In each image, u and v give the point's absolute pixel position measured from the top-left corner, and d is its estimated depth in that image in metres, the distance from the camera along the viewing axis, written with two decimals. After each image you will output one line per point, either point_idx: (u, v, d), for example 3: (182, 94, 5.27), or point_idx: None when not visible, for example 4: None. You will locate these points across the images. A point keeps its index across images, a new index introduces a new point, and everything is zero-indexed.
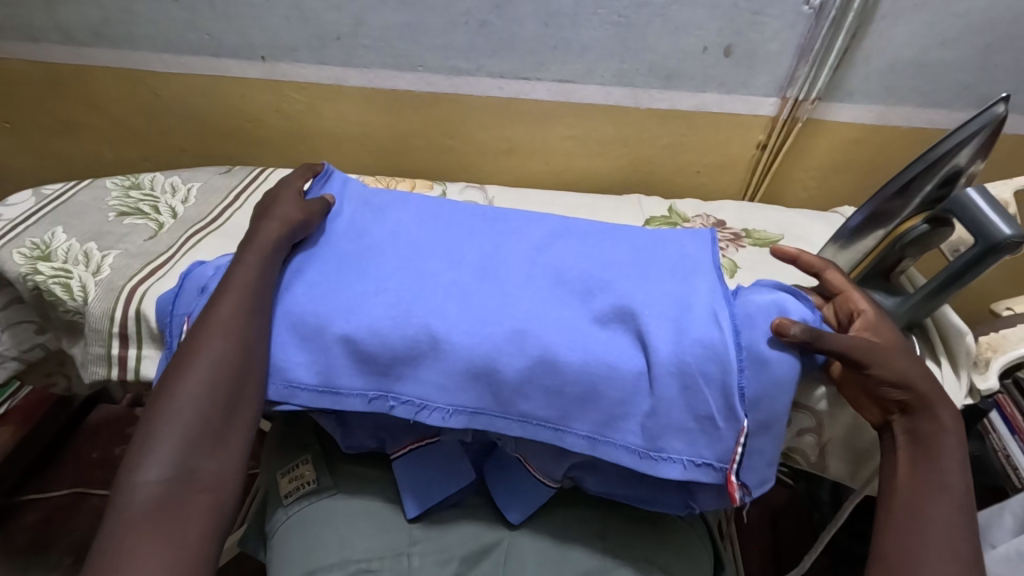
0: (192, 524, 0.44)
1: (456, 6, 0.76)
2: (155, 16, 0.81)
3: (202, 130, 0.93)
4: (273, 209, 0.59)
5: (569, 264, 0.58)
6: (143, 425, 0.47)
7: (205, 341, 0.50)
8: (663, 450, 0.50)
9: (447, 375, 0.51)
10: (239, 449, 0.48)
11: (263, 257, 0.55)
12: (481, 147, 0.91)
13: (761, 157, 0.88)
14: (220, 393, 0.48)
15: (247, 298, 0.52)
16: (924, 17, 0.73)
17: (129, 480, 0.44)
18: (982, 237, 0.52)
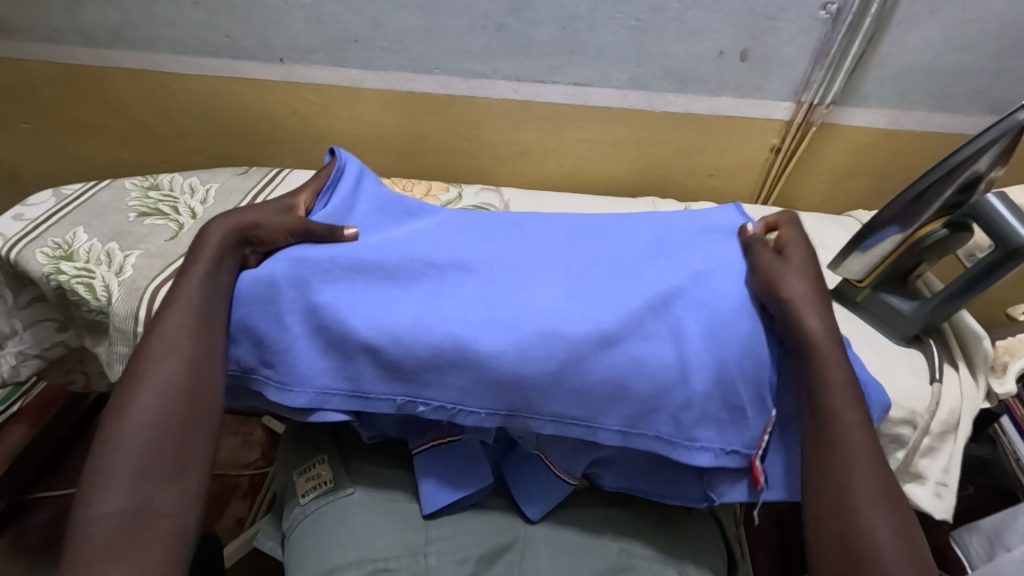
0: (155, 550, 0.43)
1: (473, 10, 0.77)
2: (174, 19, 0.82)
3: (217, 131, 0.94)
4: (239, 217, 0.59)
5: (590, 260, 0.59)
6: (91, 457, 0.45)
7: (149, 367, 0.49)
8: (695, 441, 0.51)
9: (474, 381, 0.51)
10: (196, 468, 0.47)
11: (213, 270, 0.54)
12: (495, 150, 0.91)
13: (774, 160, 0.88)
14: (170, 417, 0.47)
15: (197, 319, 0.51)
16: (939, 23, 0.73)
17: (84, 514, 0.43)
18: (1001, 242, 0.53)
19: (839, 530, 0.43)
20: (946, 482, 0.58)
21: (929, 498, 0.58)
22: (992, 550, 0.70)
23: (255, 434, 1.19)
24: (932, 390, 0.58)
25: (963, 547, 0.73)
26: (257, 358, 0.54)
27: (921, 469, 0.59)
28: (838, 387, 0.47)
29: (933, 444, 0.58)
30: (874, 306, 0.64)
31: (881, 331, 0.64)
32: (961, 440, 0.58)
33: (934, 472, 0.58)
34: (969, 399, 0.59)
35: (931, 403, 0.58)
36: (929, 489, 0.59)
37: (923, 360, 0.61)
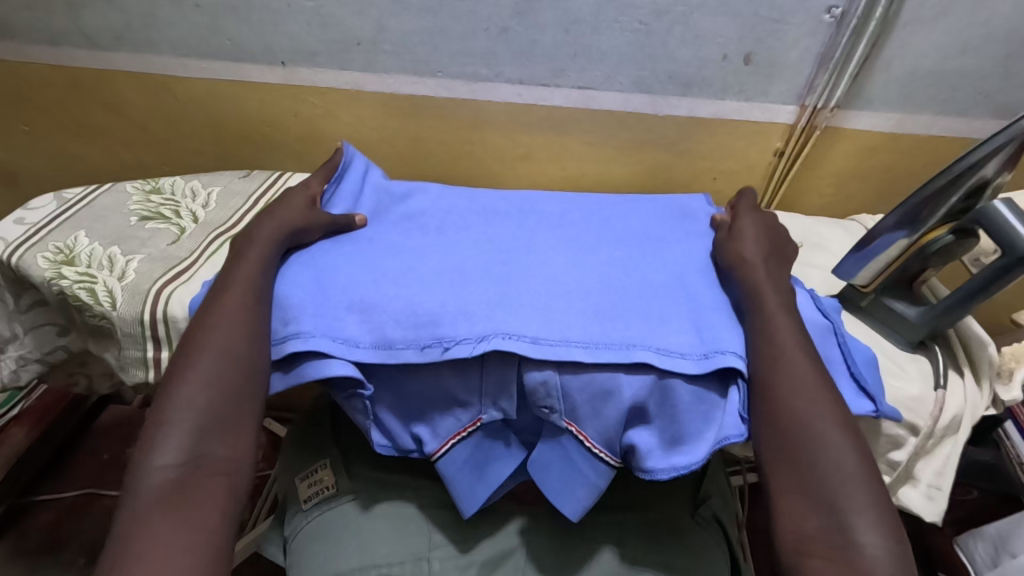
0: (208, 501, 0.47)
1: (477, 13, 0.76)
2: (176, 21, 0.81)
3: (219, 133, 0.93)
4: (278, 213, 0.64)
5: (587, 233, 0.68)
6: (155, 414, 0.50)
7: (208, 336, 0.54)
8: (722, 347, 0.54)
9: (502, 312, 0.56)
10: (245, 429, 0.51)
11: (265, 257, 0.60)
12: (498, 153, 0.91)
13: (778, 163, 0.88)
14: (225, 382, 0.51)
15: (250, 294, 0.56)
16: (944, 27, 0.73)
17: (143, 464, 0.48)
18: (1008, 250, 0.53)
19: (796, 468, 0.48)
20: (939, 486, 0.58)
21: (921, 501, 0.59)
22: (997, 556, 0.69)
23: (257, 437, 1.19)
24: (936, 396, 0.58)
25: (967, 553, 0.74)
26: (279, 319, 0.56)
27: (916, 471, 0.59)
28: (785, 334, 0.53)
29: (931, 446, 0.59)
30: (879, 311, 0.64)
31: (886, 337, 0.63)
32: (959, 441, 0.58)
33: (927, 474, 0.59)
34: (973, 406, 0.59)
35: (935, 408, 0.57)
36: (922, 491, 0.59)
37: (929, 366, 0.61)
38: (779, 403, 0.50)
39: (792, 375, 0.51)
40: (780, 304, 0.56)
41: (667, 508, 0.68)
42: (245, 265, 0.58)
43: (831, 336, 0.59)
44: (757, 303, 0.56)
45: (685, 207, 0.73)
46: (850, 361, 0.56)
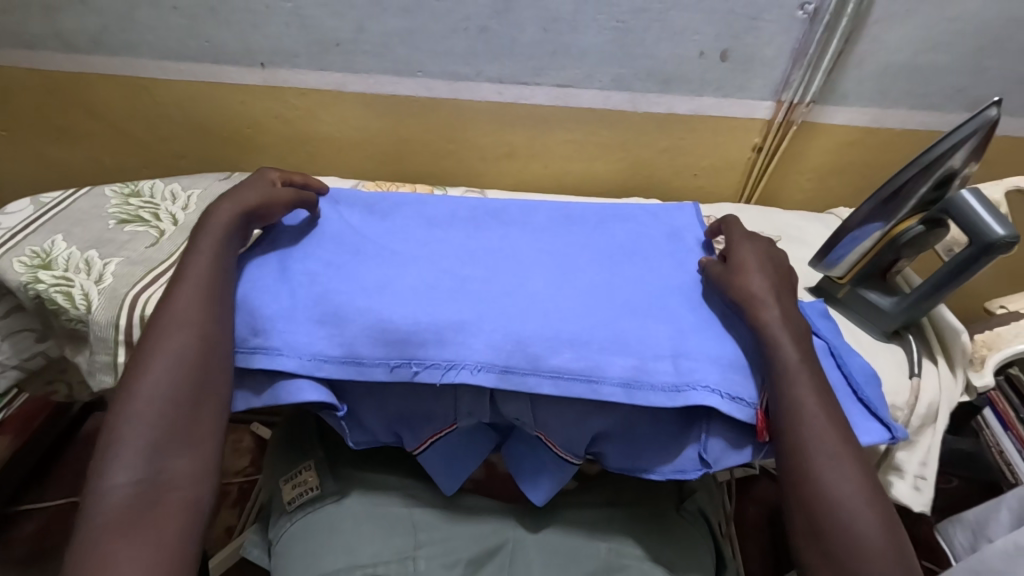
0: (170, 522, 0.45)
1: (456, 12, 0.77)
2: (154, 24, 0.81)
3: (201, 136, 0.93)
4: (234, 195, 0.64)
5: (572, 244, 0.70)
6: (107, 430, 0.48)
7: (165, 340, 0.52)
8: (698, 383, 0.55)
9: (475, 336, 0.57)
10: (205, 444, 0.50)
11: (220, 251, 0.59)
12: (481, 152, 0.91)
13: (757, 159, 0.89)
14: (186, 389, 0.50)
15: (208, 294, 0.56)
16: (916, 22, 0.74)
17: (97, 485, 0.45)
18: (976, 239, 0.54)
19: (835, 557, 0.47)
20: (924, 475, 0.58)
21: (909, 492, 0.58)
22: (976, 541, 0.70)
23: (244, 441, 1.18)
24: (912, 384, 0.59)
25: (948, 540, 0.73)
26: (247, 326, 0.58)
27: (900, 462, 0.59)
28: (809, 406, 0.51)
29: (913, 436, 0.59)
30: (854, 302, 0.65)
31: (860, 327, 0.65)
32: (939, 432, 0.59)
33: (912, 465, 0.59)
34: (949, 392, 0.60)
35: (911, 397, 0.58)
36: (908, 482, 0.58)
37: (905, 356, 0.62)
38: (811, 480, 0.49)
39: (822, 447, 0.49)
40: (800, 361, 0.53)
41: (654, 502, 0.69)
42: (200, 261, 0.58)
43: (829, 356, 0.58)
44: (773, 363, 0.53)
45: (674, 227, 0.72)
46: (857, 386, 0.56)
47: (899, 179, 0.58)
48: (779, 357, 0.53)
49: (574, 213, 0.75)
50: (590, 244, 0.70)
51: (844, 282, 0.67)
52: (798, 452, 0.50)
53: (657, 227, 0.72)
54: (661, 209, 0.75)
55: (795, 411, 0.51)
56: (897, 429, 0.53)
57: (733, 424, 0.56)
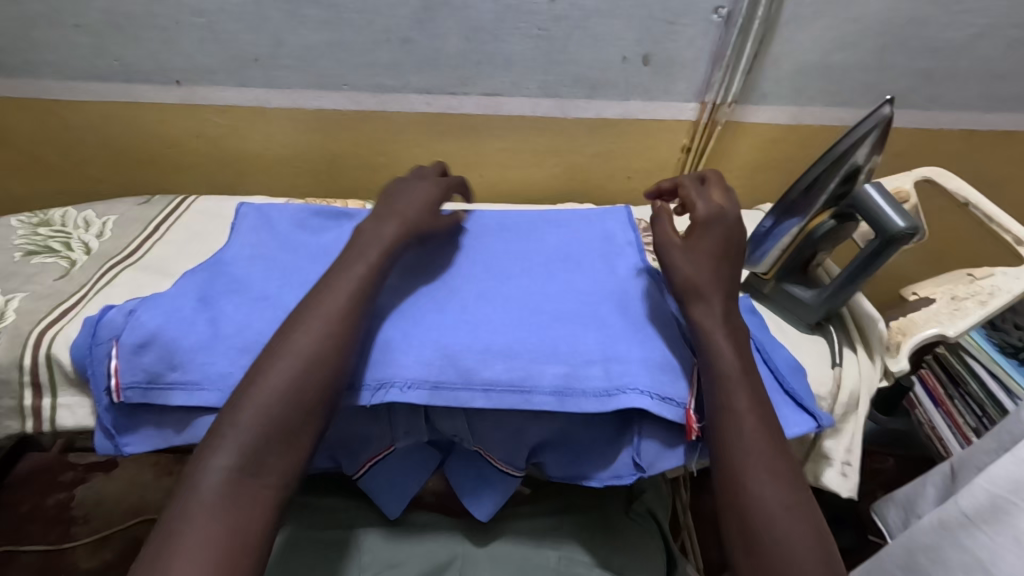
0: (255, 514, 0.45)
1: (376, 24, 0.76)
2: (57, 43, 0.77)
3: (118, 159, 0.89)
4: (391, 213, 0.62)
5: (504, 253, 0.70)
6: (224, 411, 0.48)
7: (292, 337, 0.51)
8: (628, 386, 0.55)
9: (406, 353, 0.56)
10: (309, 440, 0.49)
11: (381, 268, 0.58)
12: (413, 163, 0.90)
13: (686, 159, 0.91)
14: (308, 385, 0.49)
15: (347, 307, 0.53)
16: (824, 23, 0.77)
17: (198, 465, 0.46)
18: (880, 230, 0.56)
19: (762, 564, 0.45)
20: (849, 461, 0.60)
21: (836, 479, 0.60)
22: (907, 519, 0.71)
23: None
24: (833, 374, 0.61)
25: (881, 517, 0.75)
26: (161, 362, 0.55)
27: (828, 449, 0.61)
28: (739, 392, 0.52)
29: (838, 424, 0.61)
30: (779, 297, 0.67)
31: (786, 321, 0.67)
32: (861, 416, 0.61)
33: (838, 452, 0.61)
34: (867, 379, 0.62)
35: (833, 386, 0.60)
36: (836, 468, 0.60)
37: (826, 346, 0.64)
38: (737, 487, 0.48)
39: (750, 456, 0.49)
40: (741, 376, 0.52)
41: (604, 508, 0.69)
42: (351, 275, 0.56)
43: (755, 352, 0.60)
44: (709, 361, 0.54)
45: (607, 233, 0.73)
46: (782, 379, 0.57)
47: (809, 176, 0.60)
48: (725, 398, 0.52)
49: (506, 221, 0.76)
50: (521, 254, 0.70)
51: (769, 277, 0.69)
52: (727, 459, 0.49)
53: (588, 233, 0.73)
54: (594, 215, 0.76)
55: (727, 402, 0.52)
56: (820, 418, 0.55)
57: (668, 424, 0.56)
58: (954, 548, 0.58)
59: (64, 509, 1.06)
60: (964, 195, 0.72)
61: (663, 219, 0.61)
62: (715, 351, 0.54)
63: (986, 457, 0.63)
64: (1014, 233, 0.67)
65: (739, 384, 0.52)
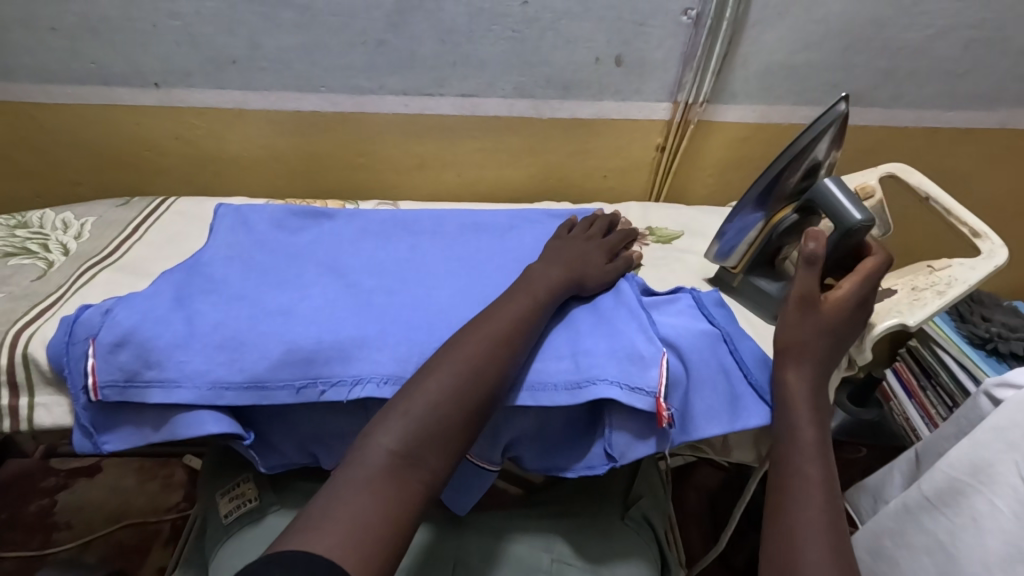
0: (405, 505, 0.45)
1: (352, 26, 0.77)
2: (32, 47, 0.77)
3: (95, 163, 0.89)
4: (560, 258, 0.66)
5: (479, 256, 0.73)
6: (395, 398, 0.50)
7: (466, 341, 0.54)
8: (597, 378, 0.56)
9: (383, 349, 0.58)
10: (462, 446, 0.50)
11: (543, 304, 0.59)
12: (392, 164, 0.91)
13: (661, 158, 0.92)
14: (469, 390, 0.50)
15: (512, 326, 0.56)
16: (789, 24, 0.80)
17: (366, 441, 0.48)
18: (840, 223, 0.59)
19: None
20: None
21: None
22: (876, 506, 0.72)
23: (176, 475, 1.14)
24: None
25: (853, 505, 0.76)
26: (138, 360, 0.56)
27: None
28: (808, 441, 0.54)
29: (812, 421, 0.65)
30: (747, 290, 0.69)
31: (754, 313, 0.68)
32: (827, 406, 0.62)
33: None
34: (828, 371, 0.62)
35: None
36: None
37: None
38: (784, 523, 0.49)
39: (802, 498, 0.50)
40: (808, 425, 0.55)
41: (597, 507, 0.70)
42: (519, 302, 0.58)
43: (722, 343, 0.62)
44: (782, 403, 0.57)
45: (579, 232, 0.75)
46: (744, 370, 0.61)
47: (773, 169, 0.62)
48: (798, 463, 0.52)
49: (485, 224, 0.79)
50: (495, 256, 0.73)
51: (738, 271, 0.71)
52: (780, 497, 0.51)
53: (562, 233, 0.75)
54: None
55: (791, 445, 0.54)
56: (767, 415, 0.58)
57: (639, 414, 0.58)
58: (916, 531, 0.60)
59: (46, 515, 1.06)
60: (925, 190, 0.74)
61: (816, 250, 0.57)
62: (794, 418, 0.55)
63: (946, 442, 0.64)
64: (970, 226, 0.69)
65: (814, 454, 0.53)
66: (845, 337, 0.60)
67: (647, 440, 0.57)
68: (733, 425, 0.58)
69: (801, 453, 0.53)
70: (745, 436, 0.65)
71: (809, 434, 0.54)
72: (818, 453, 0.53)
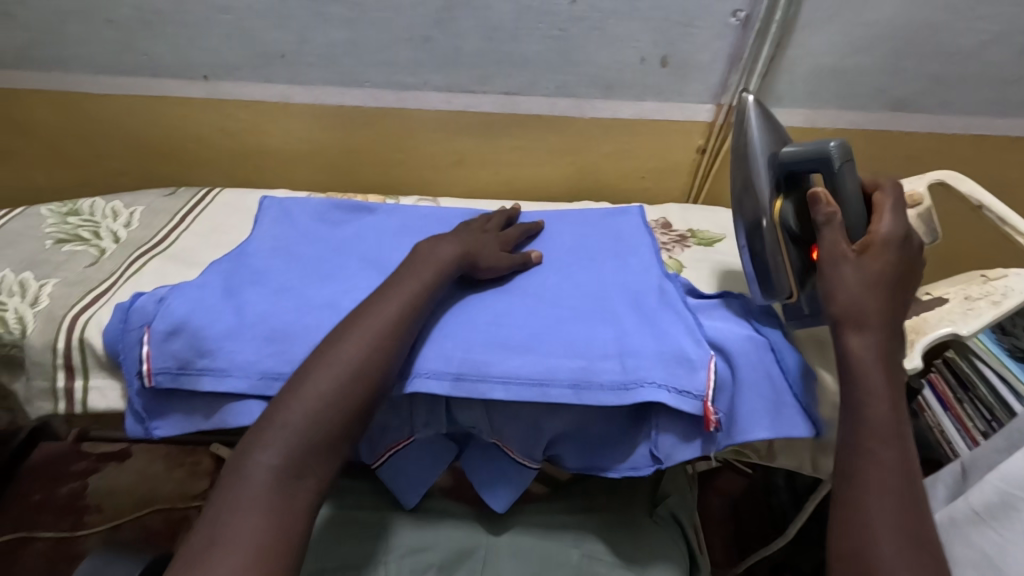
0: (292, 518, 0.45)
1: (399, 23, 0.77)
2: (85, 38, 0.79)
3: (141, 153, 0.91)
4: (449, 237, 0.64)
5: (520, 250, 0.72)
6: (270, 410, 0.49)
7: (340, 343, 0.52)
8: (645, 380, 0.56)
9: (429, 343, 0.58)
10: (343, 450, 0.49)
11: (430, 285, 0.58)
12: (430, 160, 0.92)
13: (701, 160, 0.92)
14: (347, 393, 0.49)
15: (394, 322, 0.54)
16: (838, 27, 0.79)
17: (245, 460, 0.46)
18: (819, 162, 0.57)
19: None
20: None
21: None
22: None
23: (205, 463, 1.16)
24: None
25: None
26: (191, 348, 0.57)
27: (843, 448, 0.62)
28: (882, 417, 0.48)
29: None
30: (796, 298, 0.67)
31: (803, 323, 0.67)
32: None
33: None
34: None
35: None
36: None
37: None
38: (857, 510, 0.46)
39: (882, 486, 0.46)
40: (881, 395, 0.49)
41: (625, 506, 0.70)
42: (400, 294, 0.56)
43: (769, 352, 0.61)
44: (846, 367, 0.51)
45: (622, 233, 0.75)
46: (792, 380, 0.59)
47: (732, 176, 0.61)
48: (869, 445, 0.48)
49: (523, 218, 0.79)
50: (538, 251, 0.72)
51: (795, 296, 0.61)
52: (851, 481, 0.47)
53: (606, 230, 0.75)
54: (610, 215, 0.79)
55: (866, 421, 0.48)
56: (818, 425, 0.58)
57: (684, 418, 0.57)
58: (962, 545, 0.59)
59: (77, 498, 1.08)
60: (978, 199, 0.72)
61: (830, 209, 0.54)
62: (866, 392, 0.49)
63: (995, 455, 0.64)
64: None
65: (891, 434, 0.48)
66: (895, 290, 0.53)
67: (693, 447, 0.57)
68: (779, 432, 0.58)
69: (877, 434, 0.48)
70: (791, 442, 0.64)
71: (883, 407, 0.49)
72: (893, 430, 0.48)
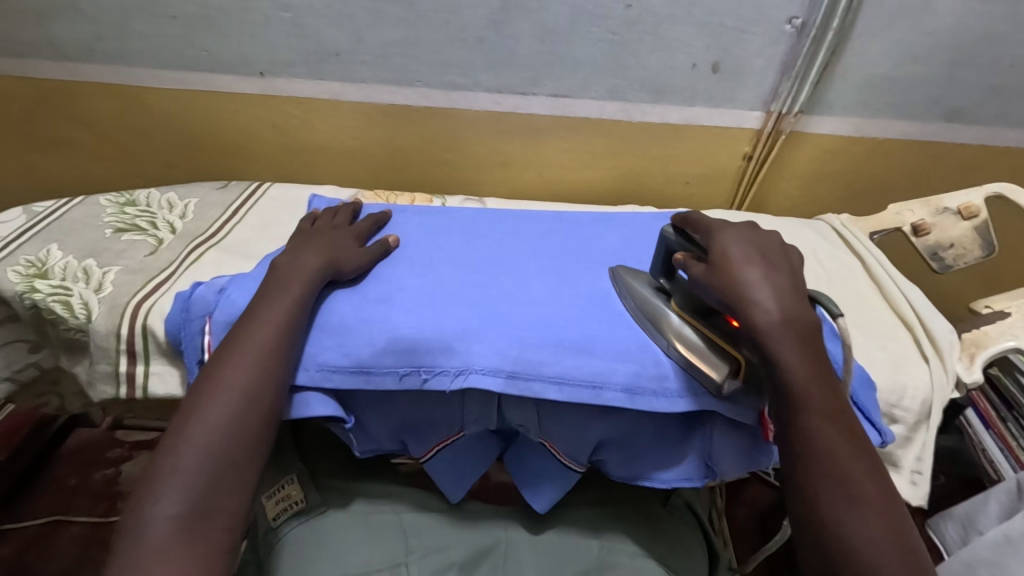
0: (208, 556, 0.44)
1: (454, 23, 0.78)
2: (148, 32, 0.81)
3: (193, 147, 0.93)
4: (304, 249, 0.64)
5: (569, 251, 0.72)
6: (155, 462, 0.47)
7: (222, 378, 0.51)
8: (700, 386, 0.56)
9: (483, 341, 0.58)
10: (249, 478, 0.48)
11: (302, 301, 0.58)
12: (475, 160, 0.92)
13: (747, 167, 0.91)
14: (236, 423, 0.49)
15: (270, 344, 0.53)
16: (895, 36, 0.78)
17: (144, 514, 0.44)
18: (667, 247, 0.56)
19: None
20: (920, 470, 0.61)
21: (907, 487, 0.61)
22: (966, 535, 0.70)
23: None
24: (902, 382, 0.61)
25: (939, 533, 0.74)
26: None
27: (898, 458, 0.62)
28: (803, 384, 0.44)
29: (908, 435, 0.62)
30: None
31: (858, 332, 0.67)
32: (933, 428, 0.61)
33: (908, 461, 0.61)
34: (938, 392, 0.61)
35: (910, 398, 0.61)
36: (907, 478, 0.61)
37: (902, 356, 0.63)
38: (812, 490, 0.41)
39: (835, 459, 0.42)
40: (803, 363, 0.44)
41: (642, 498, 0.69)
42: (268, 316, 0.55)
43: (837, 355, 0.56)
44: (755, 334, 0.45)
45: None
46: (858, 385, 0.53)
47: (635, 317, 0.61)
48: (797, 418, 0.43)
49: (566, 216, 0.79)
50: (588, 251, 0.72)
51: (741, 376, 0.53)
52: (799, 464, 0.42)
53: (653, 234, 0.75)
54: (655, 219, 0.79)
55: (792, 392, 0.44)
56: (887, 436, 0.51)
57: (739, 428, 0.57)
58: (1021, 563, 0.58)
59: (112, 483, 1.10)
60: None
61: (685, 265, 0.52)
62: (782, 365, 0.44)
63: None
64: None
65: (821, 402, 0.43)
66: (782, 273, 0.49)
67: (746, 455, 0.57)
68: None
69: (809, 403, 0.43)
70: None
71: (803, 370, 0.44)
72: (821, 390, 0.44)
